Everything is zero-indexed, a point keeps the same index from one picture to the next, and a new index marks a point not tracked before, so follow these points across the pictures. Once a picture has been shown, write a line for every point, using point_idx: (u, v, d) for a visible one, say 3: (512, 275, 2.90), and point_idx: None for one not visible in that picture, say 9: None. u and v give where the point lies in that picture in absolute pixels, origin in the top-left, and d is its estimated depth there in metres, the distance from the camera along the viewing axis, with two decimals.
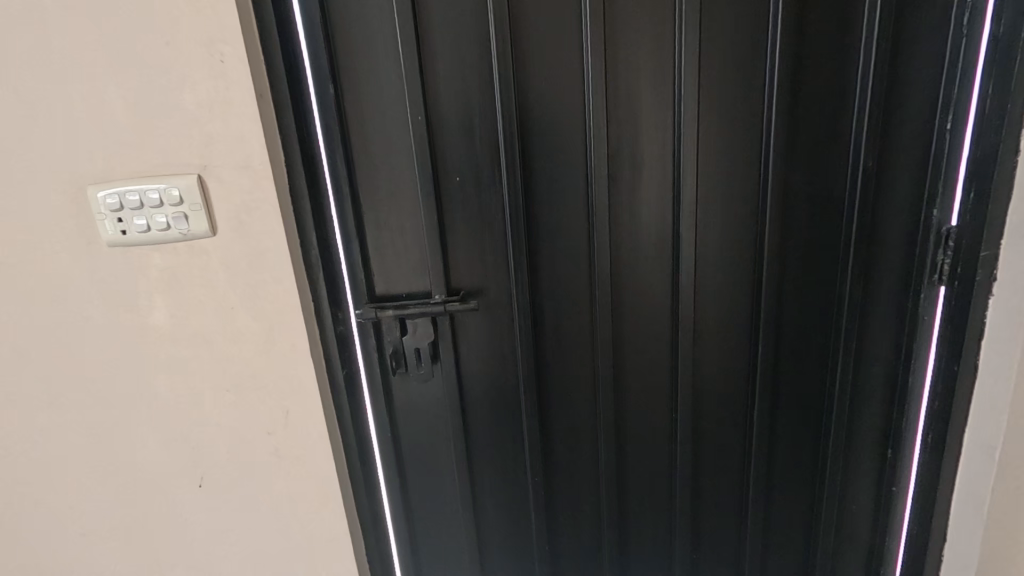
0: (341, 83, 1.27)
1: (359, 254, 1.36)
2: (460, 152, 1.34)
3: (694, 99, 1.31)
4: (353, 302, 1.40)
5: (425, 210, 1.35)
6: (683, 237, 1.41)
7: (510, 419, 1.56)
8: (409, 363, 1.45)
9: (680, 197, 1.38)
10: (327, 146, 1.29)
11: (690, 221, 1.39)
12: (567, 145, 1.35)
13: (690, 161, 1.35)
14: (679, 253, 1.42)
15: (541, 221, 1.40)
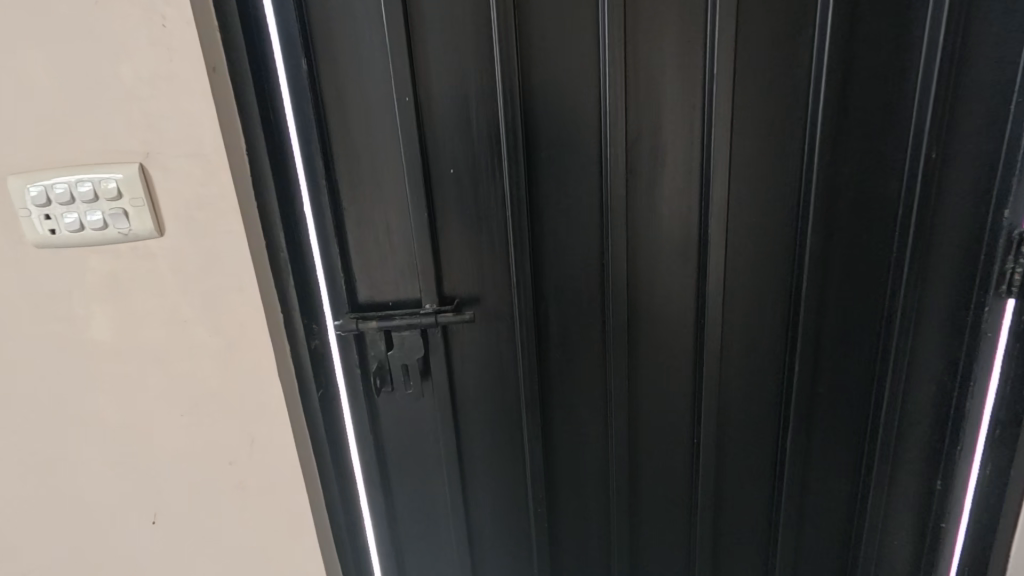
0: (316, 57, 1.09)
1: (340, 255, 1.19)
2: (455, 140, 1.15)
3: (728, 79, 1.11)
4: (331, 308, 1.22)
5: (413, 207, 1.17)
6: (711, 239, 1.22)
7: (510, 441, 1.39)
8: (396, 381, 1.27)
9: (707, 193, 1.19)
10: (299, 130, 1.10)
11: (719, 221, 1.20)
12: (578, 133, 1.16)
13: (722, 151, 1.15)
14: (705, 257, 1.24)
15: (547, 220, 1.22)
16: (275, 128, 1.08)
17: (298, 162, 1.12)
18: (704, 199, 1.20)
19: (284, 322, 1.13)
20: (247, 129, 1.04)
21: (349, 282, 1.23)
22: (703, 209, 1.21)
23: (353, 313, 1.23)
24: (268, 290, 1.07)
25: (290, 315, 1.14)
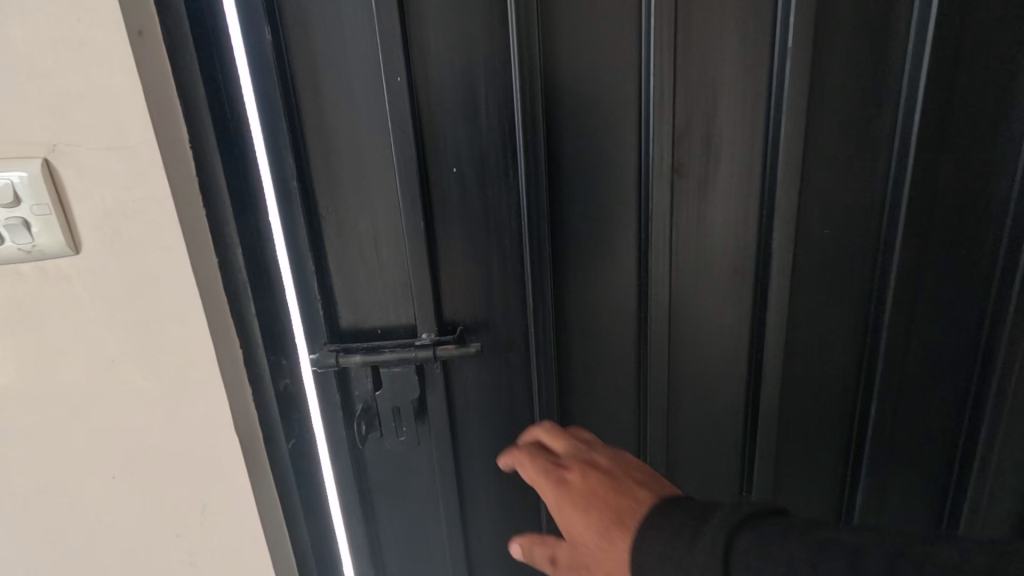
0: (285, 25, 0.86)
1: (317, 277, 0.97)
2: (460, 131, 0.93)
3: (807, 57, 0.88)
4: (308, 340, 0.99)
5: (409, 215, 0.94)
6: (776, 256, 0.99)
7: (523, 492, 1.16)
8: (386, 425, 1.05)
9: (772, 199, 0.96)
10: (261, 116, 0.87)
11: (788, 234, 0.97)
12: (612, 124, 0.94)
13: (794, 149, 0.93)
14: (767, 277, 1.02)
15: (571, 231, 0.99)
16: (233, 119, 0.85)
17: (263, 163, 0.89)
18: (768, 208, 0.97)
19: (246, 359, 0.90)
20: (191, 117, 0.79)
21: (331, 305, 1.02)
22: (767, 219, 0.98)
23: (335, 343, 1.02)
24: (224, 319, 0.85)
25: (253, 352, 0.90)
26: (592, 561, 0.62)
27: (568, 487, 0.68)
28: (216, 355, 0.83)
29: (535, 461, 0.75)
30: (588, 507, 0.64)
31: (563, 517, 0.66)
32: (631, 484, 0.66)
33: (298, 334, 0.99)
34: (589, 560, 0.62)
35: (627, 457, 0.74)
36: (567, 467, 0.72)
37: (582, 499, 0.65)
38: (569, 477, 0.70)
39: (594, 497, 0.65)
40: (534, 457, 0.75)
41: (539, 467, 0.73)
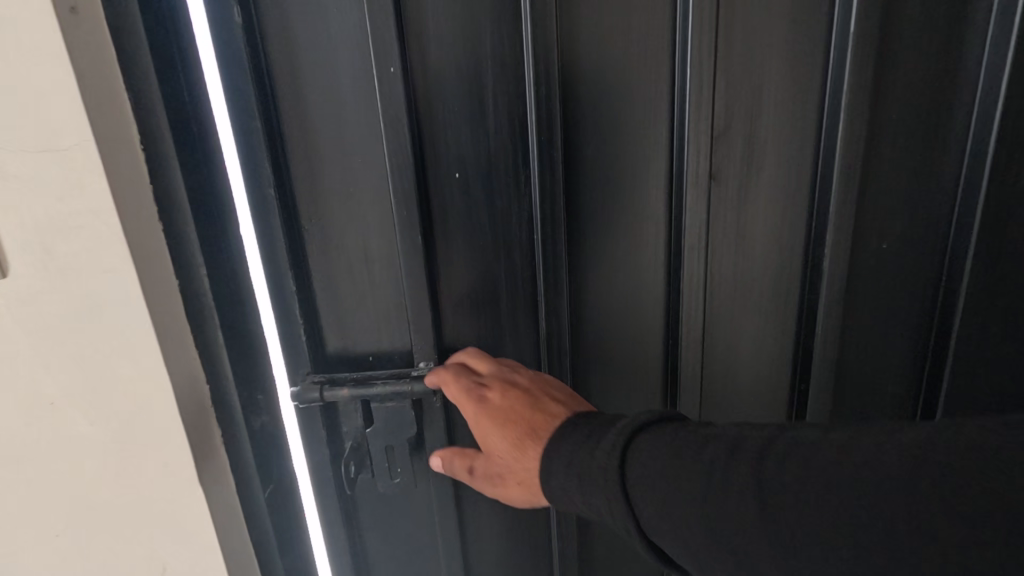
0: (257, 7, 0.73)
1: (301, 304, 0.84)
2: (463, 132, 0.80)
3: (871, 47, 0.76)
4: (289, 373, 0.86)
5: (404, 229, 0.81)
6: (828, 279, 0.87)
7: (532, 528, 1.05)
8: (376, 467, 0.92)
9: (824, 215, 0.85)
10: (232, 117, 0.73)
11: (844, 256, 0.86)
12: (639, 124, 0.81)
13: (853, 153, 0.81)
14: (816, 304, 0.90)
15: (589, 246, 0.87)
16: (195, 120, 0.71)
17: (236, 176, 0.76)
18: (821, 226, 0.85)
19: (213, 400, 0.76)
20: (141, 109, 0.64)
21: (315, 330, 0.89)
22: (818, 236, 0.86)
23: (319, 374, 0.89)
24: (190, 355, 0.71)
25: (222, 391, 0.77)
26: (512, 466, 0.79)
27: (489, 411, 0.80)
28: (177, 397, 0.68)
29: (462, 386, 0.83)
30: (505, 422, 0.79)
31: (486, 436, 0.81)
32: (539, 399, 0.80)
33: (275, 368, 0.86)
34: (507, 463, 0.80)
35: (544, 375, 0.86)
36: (489, 391, 0.82)
37: (498, 414, 0.79)
38: (490, 402, 0.81)
39: (511, 415, 0.79)
40: (459, 377, 0.84)
41: (464, 396, 0.82)
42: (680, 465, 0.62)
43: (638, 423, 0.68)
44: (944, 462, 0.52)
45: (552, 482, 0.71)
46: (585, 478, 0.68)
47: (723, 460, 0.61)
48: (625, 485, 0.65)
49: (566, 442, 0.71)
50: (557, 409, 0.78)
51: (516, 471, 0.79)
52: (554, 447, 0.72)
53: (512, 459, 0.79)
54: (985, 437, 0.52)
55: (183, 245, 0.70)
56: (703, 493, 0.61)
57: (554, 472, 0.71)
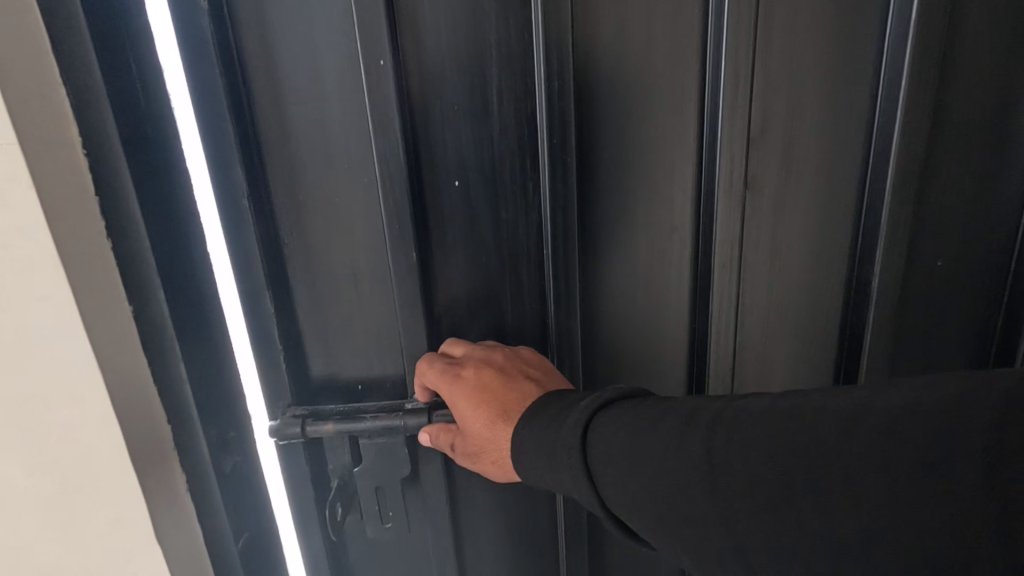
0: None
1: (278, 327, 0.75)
2: (465, 133, 0.70)
3: (938, 35, 0.66)
4: (266, 405, 0.77)
5: (397, 246, 0.71)
6: (877, 306, 0.77)
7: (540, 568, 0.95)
8: (365, 505, 0.83)
9: (875, 233, 0.74)
10: (202, 118, 0.65)
11: (894, 280, 0.76)
12: (664, 124, 0.72)
13: (913, 160, 0.70)
14: (865, 334, 0.79)
15: (606, 261, 0.78)
16: (150, 121, 0.60)
17: (203, 186, 0.67)
18: (869, 243, 0.75)
19: (181, 453, 0.63)
20: (84, 111, 0.53)
21: (296, 357, 0.79)
22: (864, 254, 0.76)
23: (300, 406, 0.79)
24: (148, 400, 0.59)
25: (190, 439, 0.65)
26: (484, 446, 0.73)
27: (466, 389, 0.72)
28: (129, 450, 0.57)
29: (436, 364, 0.75)
30: (478, 404, 0.72)
31: (461, 414, 0.73)
32: (517, 374, 0.74)
33: (250, 402, 0.76)
34: (480, 443, 0.73)
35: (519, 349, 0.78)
36: (466, 369, 0.74)
37: (475, 392, 0.72)
38: (468, 380, 0.73)
39: (484, 396, 0.72)
40: (433, 360, 0.75)
41: (444, 375, 0.74)
42: (638, 440, 0.60)
43: (603, 401, 0.65)
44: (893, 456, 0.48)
45: (519, 458, 0.68)
46: (551, 455, 0.65)
47: (681, 437, 0.58)
48: (586, 460, 0.62)
49: (534, 416, 0.68)
50: (538, 384, 0.72)
51: (489, 449, 0.73)
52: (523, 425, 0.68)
53: (484, 437, 0.73)
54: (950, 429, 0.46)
55: (140, 269, 0.59)
56: (662, 468, 0.58)
57: (520, 448, 0.68)
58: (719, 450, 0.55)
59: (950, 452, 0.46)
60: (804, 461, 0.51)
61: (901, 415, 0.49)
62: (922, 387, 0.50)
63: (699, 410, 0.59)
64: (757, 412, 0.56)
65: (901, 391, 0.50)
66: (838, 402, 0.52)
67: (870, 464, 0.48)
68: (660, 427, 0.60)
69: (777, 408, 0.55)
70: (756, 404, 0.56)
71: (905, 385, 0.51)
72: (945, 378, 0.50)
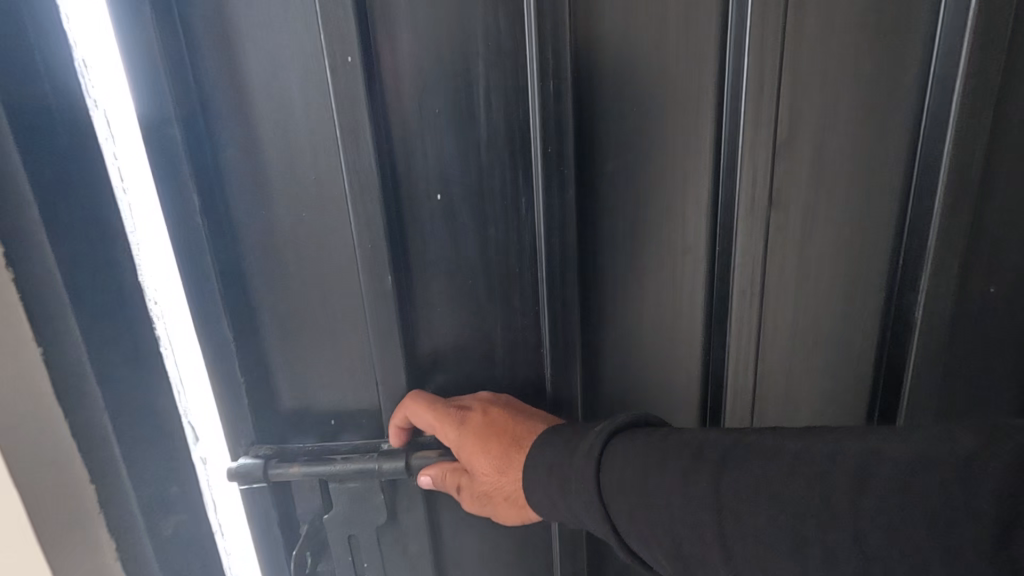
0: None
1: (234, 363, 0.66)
2: (448, 141, 0.62)
3: (1003, 26, 0.57)
4: (227, 444, 0.68)
5: (370, 270, 0.62)
6: (924, 337, 0.67)
7: None
8: (337, 554, 0.74)
9: (923, 255, 0.65)
10: (147, 125, 0.55)
11: (944, 309, 0.66)
12: (677, 132, 0.63)
13: (967, 175, 0.61)
14: (905, 369, 0.70)
15: (610, 286, 0.68)
16: (64, 129, 0.52)
17: (152, 203, 0.59)
18: (914, 266, 0.66)
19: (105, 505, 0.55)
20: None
21: (262, 391, 0.71)
22: (908, 278, 0.67)
23: (263, 446, 0.71)
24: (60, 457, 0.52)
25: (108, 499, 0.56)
26: (498, 484, 0.64)
27: (477, 428, 0.63)
28: (28, 509, 0.48)
29: (432, 402, 0.65)
30: (492, 440, 0.63)
31: (469, 458, 0.64)
32: (524, 409, 0.66)
33: (193, 448, 0.66)
34: (494, 482, 0.64)
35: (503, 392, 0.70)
36: (472, 409, 0.65)
37: (487, 431, 0.63)
38: (476, 420, 0.64)
39: (495, 432, 0.63)
40: (431, 401, 0.65)
41: (445, 416, 0.64)
42: (649, 475, 0.53)
43: (615, 425, 0.58)
44: (903, 486, 0.43)
45: (533, 492, 0.60)
46: (563, 482, 0.58)
47: (687, 477, 0.51)
48: (602, 491, 0.55)
49: (547, 450, 0.59)
50: (540, 416, 0.66)
51: (504, 488, 0.64)
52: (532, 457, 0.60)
53: (497, 474, 0.64)
54: (952, 459, 0.43)
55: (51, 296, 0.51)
56: (673, 505, 0.51)
57: (533, 480, 0.59)
58: (730, 488, 0.49)
59: (959, 492, 0.41)
60: (817, 504, 0.45)
61: (920, 467, 0.43)
62: (945, 435, 0.44)
63: (711, 442, 0.52)
64: (769, 449, 0.49)
65: (920, 438, 0.45)
66: (854, 445, 0.47)
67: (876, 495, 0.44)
68: (670, 460, 0.53)
69: (788, 446, 0.49)
70: (766, 440, 0.50)
71: (926, 431, 0.45)
72: (968, 426, 0.44)
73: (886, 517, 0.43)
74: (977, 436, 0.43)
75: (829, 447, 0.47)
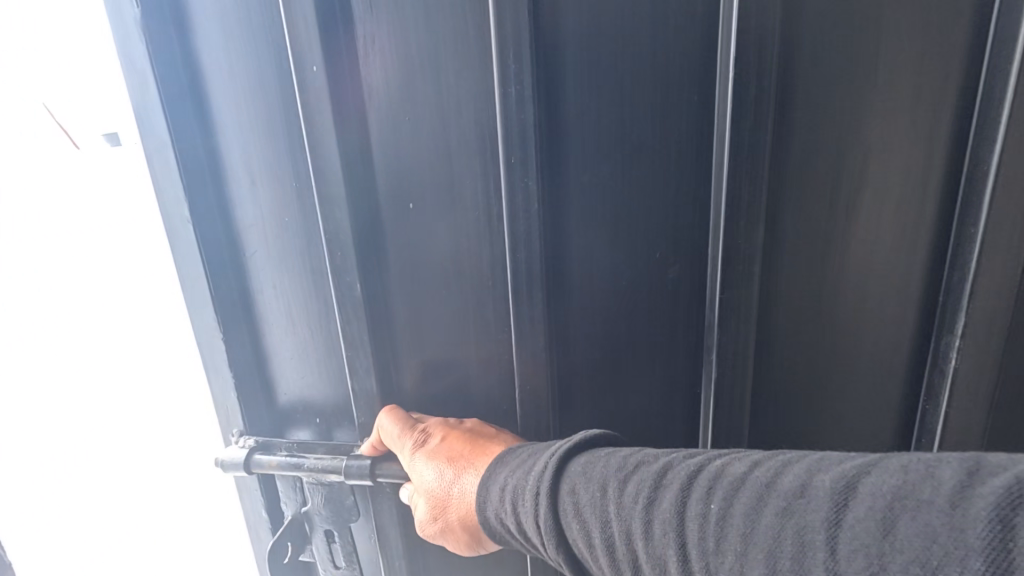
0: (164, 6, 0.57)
1: (228, 354, 0.69)
2: (419, 151, 0.60)
3: None
4: (219, 427, 0.72)
5: (337, 278, 0.63)
6: (958, 388, 0.67)
7: None
8: (319, 544, 0.74)
9: (958, 305, 0.65)
10: (146, 139, 0.59)
11: (988, 347, 0.65)
12: (669, 133, 0.61)
13: (1010, 219, 0.60)
14: (939, 409, 0.69)
15: (586, 295, 0.66)
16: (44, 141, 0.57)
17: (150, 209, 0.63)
18: (951, 313, 0.66)
19: None
20: None
21: (258, 390, 0.72)
22: (945, 323, 0.67)
23: (253, 436, 0.72)
24: None
25: None
26: (445, 506, 0.62)
27: (432, 450, 0.62)
28: None
29: (399, 419, 0.66)
30: (445, 462, 0.61)
31: (419, 479, 0.63)
32: (487, 432, 0.65)
33: None
34: (442, 503, 0.62)
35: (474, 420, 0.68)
36: (431, 431, 0.64)
37: (440, 453, 0.62)
38: (433, 442, 0.63)
39: (451, 454, 0.62)
40: (399, 421, 0.65)
41: (405, 435, 0.64)
42: (608, 506, 0.48)
43: (572, 444, 0.54)
44: (885, 525, 0.37)
45: (486, 508, 0.57)
46: (516, 502, 0.54)
47: (648, 506, 0.46)
48: (556, 514, 0.50)
49: (503, 470, 0.57)
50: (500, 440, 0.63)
51: (453, 510, 0.62)
52: (487, 478, 0.58)
53: (447, 496, 0.62)
54: (935, 487, 0.36)
55: None
56: (633, 536, 0.46)
57: (490, 494, 0.57)
58: (694, 521, 0.44)
59: (948, 526, 0.35)
60: (790, 543, 0.40)
61: (899, 504, 0.37)
62: (927, 468, 0.38)
63: (673, 467, 0.47)
64: (736, 481, 0.44)
65: (901, 463, 0.39)
66: (829, 476, 0.40)
67: (862, 541, 0.37)
68: (629, 486, 0.48)
69: (757, 476, 0.43)
70: (734, 468, 0.45)
71: (906, 462, 0.39)
72: (952, 458, 0.38)
73: (864, 560, 0.36)
74: (963, 470, 0.37)
75: (803, 477, 0.42)
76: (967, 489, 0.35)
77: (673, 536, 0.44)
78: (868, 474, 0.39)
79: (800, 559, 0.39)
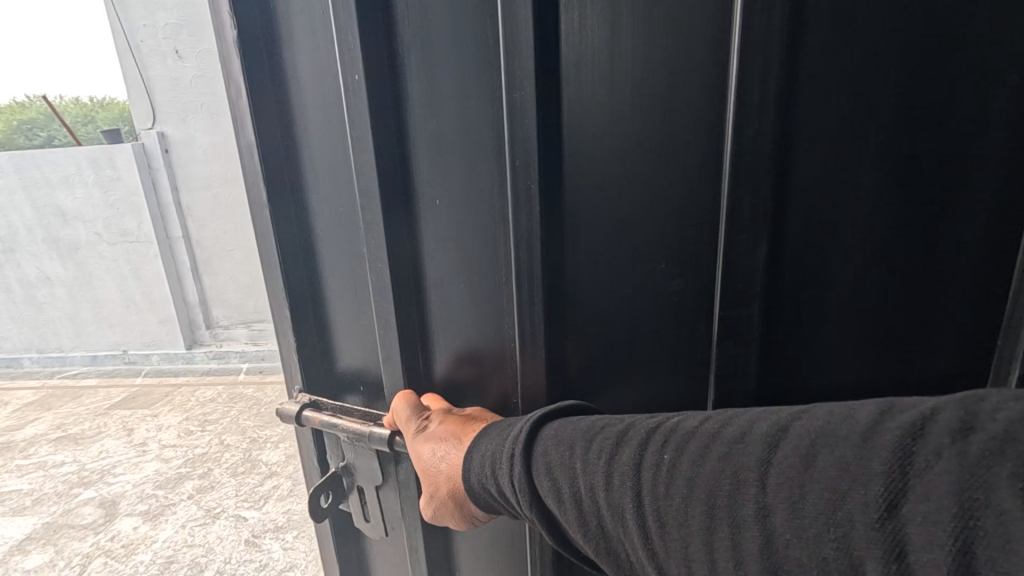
0: (259, 30, 0.72)
1: (293, 322, 0.81)
2: (447, 153, 0.71)
3: None
4: (287, 384, 0.85)
5: (373, 261, 0.74)
6: None
7: None
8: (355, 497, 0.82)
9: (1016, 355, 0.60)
10: (243, 135, 0.74)
11: None
12: (672, 138, 0.63)
13: None
14: None
15: (587, 292, 0.72)
16: None
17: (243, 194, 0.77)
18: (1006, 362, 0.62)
19: None
20: None
21: (321, 358, 0.84)
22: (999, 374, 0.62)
23: (312, 395, 0.84)
24: None
25: None
26: (437, 482, 0.70)
27: (429, 434, 0.69)
28: None
29: (407, 406, 0.74)
30: (437, 442, 0.68)
31: (417, 459, 0.70)
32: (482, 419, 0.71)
33: None
34: (433, 481, 0.70)
35: (476, 412, 0.74)
36: (431, 418, 0.72)
37: (433, 437, 0.69)
38: (430, 427, 0.70)
39: (444, 437, 0.68)
40: (406, 409, 0.73)
41: (409, 422, 0.72)
42: (575, 458, 0.54)
43: (548, 411, 0.61)
44: (803, 465, 0.41)
45: (471, 478, 0.64)
46: (495, 466, 0.61)
47: (609, 460, 0.52)
48: (530, 475, 0.57)
49: (487, 438, 0.64)
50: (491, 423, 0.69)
51: (443, 486, 0.69)
52: (469, 451, 0.64)
53: (437, 474, 0.69)
54: (851, 429, 0.40)
55: None
56: (595, 487, 0.52)
57: (473, 463, 0.63)
58: (649, 470, 0.49)
59: (854, 468, 0.38)
60: (727, 484, 0.44)
61: (819, 442, 0.41)
62: (848, 411, 0.42)
63: (635, 425, 0.53)
64: (688, 434, 0.49)
65: (829, 410, 0.43)
66: (767, 424, 0.45)
67: (789, 485, 0.41)
68: (595, 443, 0.54)
69: (705, 429, 0.48)
70: (688, 423, 0.50)
71: (831, 409, 0.43)
72: (870, 404, 0.42)
73: (787, 491, 0.41)
74: (878, 412, 0.41)
75: (743, 425, 0.46)
76: (877, 432, 0.39)
77: (630, 489, 0.49)
78: (799, 420, 0.44)
79: (733, 498, 0.43)
